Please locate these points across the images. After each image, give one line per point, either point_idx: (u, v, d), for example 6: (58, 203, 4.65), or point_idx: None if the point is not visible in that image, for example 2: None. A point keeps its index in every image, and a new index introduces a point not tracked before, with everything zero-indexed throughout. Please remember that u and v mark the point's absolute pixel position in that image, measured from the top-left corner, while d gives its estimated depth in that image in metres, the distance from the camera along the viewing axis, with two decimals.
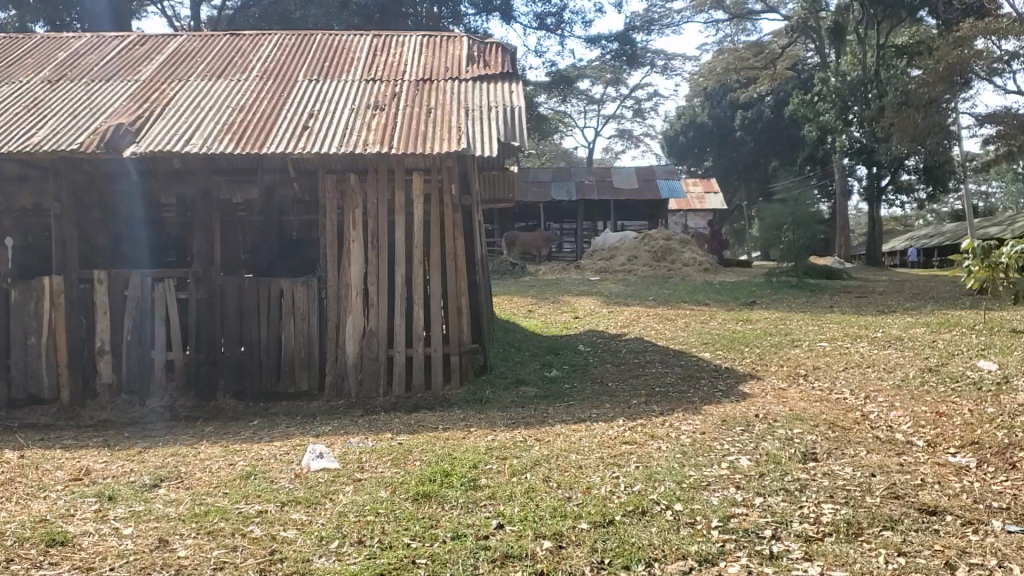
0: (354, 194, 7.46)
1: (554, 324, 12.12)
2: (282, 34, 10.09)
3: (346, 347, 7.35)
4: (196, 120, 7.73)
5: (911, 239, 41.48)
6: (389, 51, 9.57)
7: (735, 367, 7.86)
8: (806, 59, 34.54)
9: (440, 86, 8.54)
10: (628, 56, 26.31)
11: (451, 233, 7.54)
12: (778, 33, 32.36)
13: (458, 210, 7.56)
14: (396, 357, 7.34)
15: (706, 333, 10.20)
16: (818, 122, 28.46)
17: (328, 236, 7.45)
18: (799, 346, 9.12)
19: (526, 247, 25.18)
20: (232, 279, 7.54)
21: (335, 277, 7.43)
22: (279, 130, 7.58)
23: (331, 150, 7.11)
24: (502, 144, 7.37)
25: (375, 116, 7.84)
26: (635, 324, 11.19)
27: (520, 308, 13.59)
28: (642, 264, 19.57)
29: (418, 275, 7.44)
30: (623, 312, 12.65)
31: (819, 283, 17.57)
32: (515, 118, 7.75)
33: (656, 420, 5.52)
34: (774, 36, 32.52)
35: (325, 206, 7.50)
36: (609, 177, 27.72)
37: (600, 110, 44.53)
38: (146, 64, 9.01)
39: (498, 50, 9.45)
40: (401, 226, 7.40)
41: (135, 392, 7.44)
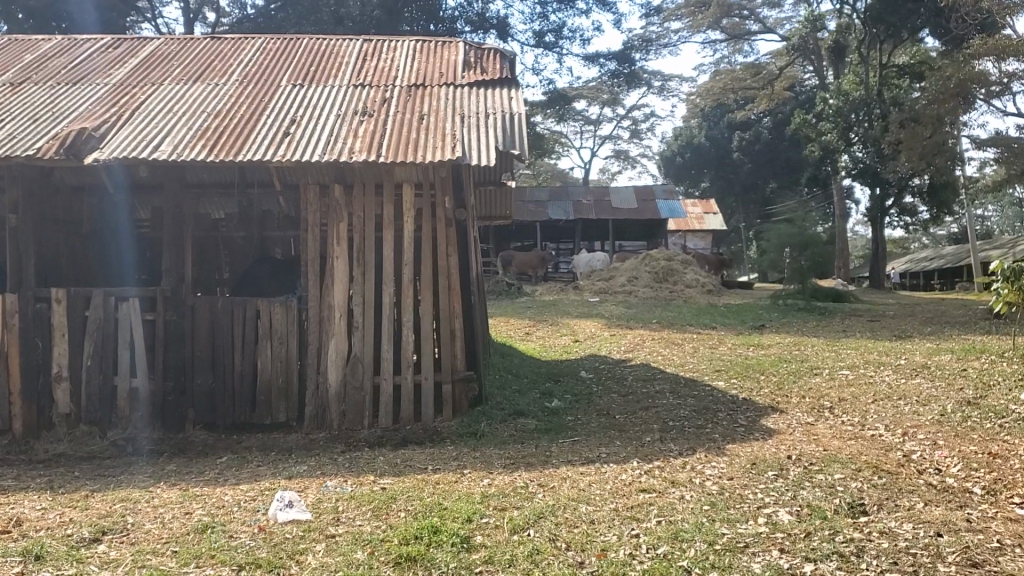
0: (339, 207, 6.81)
1: (553, 348, 11.47)
2: (266, 38, 9.46)
3: (326, 374, 6.68)
4: (167, 126, 7.09)
5: (911, 260, 40.91)
6: (380, 56, 8.95)
7: (754, 400, 7.23)
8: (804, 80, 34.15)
9: (434, 92, 7.91)
10: (626, 75, 25.79)
11: (445, 249, 6.90)
12: (777, 54, 31.99)
13: (451, 224, 6.91)
14: (382, 385, 6.69)
15: (718, 359, 9.55)
16: (820, 142, 27.96)
17: (311, 251, 6.79)
18: (819, 375, 8.47)
19: (522, 267, 24.57)
20: (204, 299, 6.87)
21: (317, 298, 6.76)
22: (257, 137, 6.94)
23: (314, 159, 6.48)
24: (501, 153, 6.75)
25: (363, 123, 7.20)
26: (640, 349, 10.55)
27: (518, 331, 12.95)
28: (644, 285, 18.92)
29: (408, 297, 6.79)
30: (626, 335, 12.01)
31: (828, 307, 16.91)
32: (515, 126, 7.13)
33: (675, 463, 4.88)
34: (773, 58, 32.15)
35: (307, 220, 6.85)
36: (607, 196, 27.09)
37: (597, 130, 44.16)
38: (118, 67, 8.38)
39: (496, 56, 8.83)
40: (390, 242, 6.76)
41: (95, 423, 6.74)
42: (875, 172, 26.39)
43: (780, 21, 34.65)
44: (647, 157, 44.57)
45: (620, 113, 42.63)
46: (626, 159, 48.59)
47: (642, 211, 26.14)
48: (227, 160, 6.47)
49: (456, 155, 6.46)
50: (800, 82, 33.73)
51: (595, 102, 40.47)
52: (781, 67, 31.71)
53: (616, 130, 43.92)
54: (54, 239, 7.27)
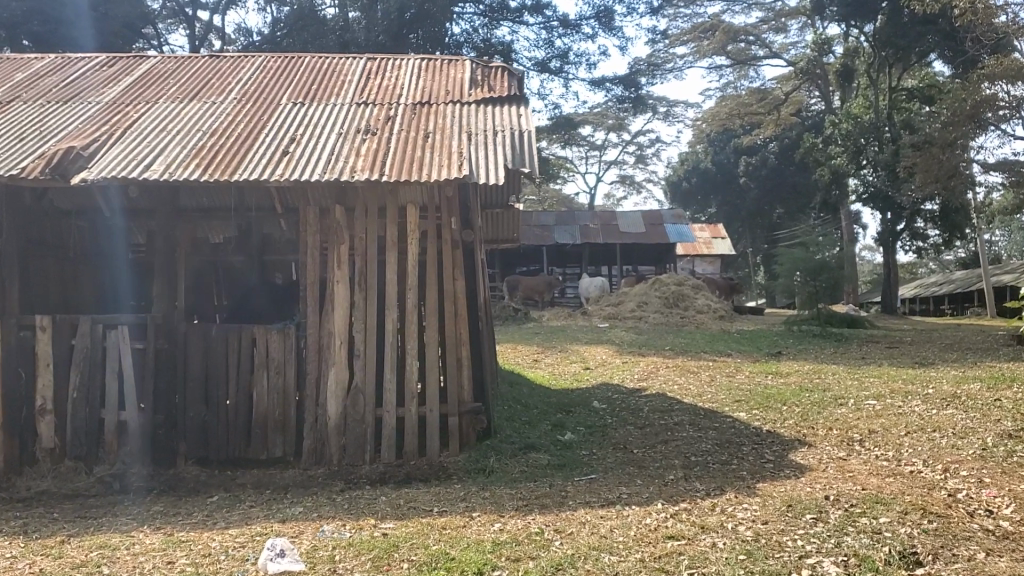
0: (340, 229, 6.45)
1: (563, 376, 11.04)
2: (267, 57, 9.14)
3: (326, 406, 6.29)
4: (160, 144, 6.77)
5: (921, 285, 40.44)
6: (385, 74, 8.61)
7: (780, 433, 6.81)
8: (810, 105, 33.90)
9: (440, 109, 7.57)
10: (633, 100, 25.49)
11: (451, 272, 6.52)
12: (783, 79, 31.76)
13: (458, 247, 6.55)
14: (385, 418, 6.30)
15: (736, 389, 9.13)
16: (830, 166, 27.62)
17: (310, 276, 6.43)
18: (844, 406, 8.04)
19: (529, 291, 24.15)
20: (197, 326, 6.50)
21: (316, 325, 6.39)
22: (255, 155, 6.60)
23: (313, 178, 6.14)
24: (511, 172, 6.40)
25: (365, 141, 6.86)
26: (655, 378, 10.13)
27: (525, 358, 12.53)
28: (654, 310, 18.52)
29: (412, 324, 6.42)
30: (638, 363, 11.59)
31: (843, 333, 16.50)
32: (524, 144, 6.78)
33: (703, 505, 4.48)
34: (779, 82, 31.93)
35: (307, 242, 6.50)
36: (614, 221, 26.74)
37: (602, 155, 43.95)
38: (112, 85, 8.07)
39: (504, 74, 8.51)
40: (394, 266, 6.40)
41: (81, 459, 6.35)
42: (886, 196, 26.03)
43: (785, 46, 34.48)
44: (653, 182, 44.32)
45: (625, 138, 42.43)
46: (632, 185, 48.32)
47: (650, 236, 25.76)
48: (222, 180, 6.13)
49: (463, 173, 6.12)
50: (806, 107, 33.49)
51: (600, 127, 40.22)
52: (788, 92, 31.48)
53: (621, 155, 43.71)
54: (41, 265, 6.92)
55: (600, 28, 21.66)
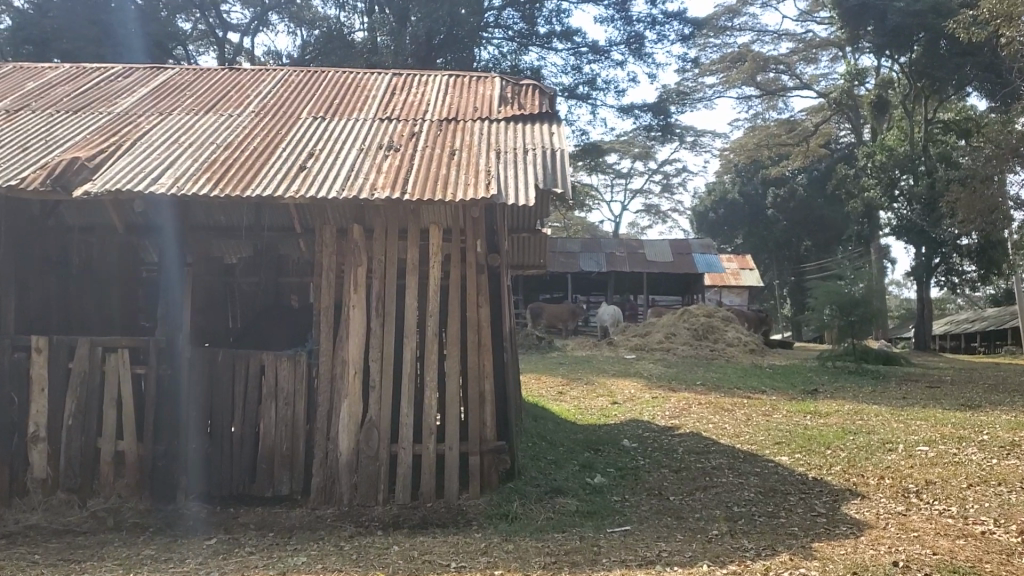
0: (358, 251, 6.01)
1: (590, 410, 10.49)
2: (288, 70, 8.75)
3: (338, 441, 5.82)
4: (169, 156, 6.37)
5: (952, 321, 39.56)
6: (411, 90, 8.19)
7: (828, 482, 6.28)
8: (840, 137, 33.41)
9: (467, 126, 7.13)
10: (661, 128, 25.03)
11: (475, 299, 6.04)
12: (813, 110, 31.27)
13: (483, 271, 6.08)
14: (400, 455, 5.82)
15: (775, 431, 8.59)
16: (863, 198, 27.00)
17: (323, 300, 5.99)
18: (894, 451, 7.49)
19: (554, 319, 23.63)
20: (202, 351, 6.06)
21: (329, 353, 5.94)
22: (269, 169, 6.18)
23: (330, 195, 5.71)
24: (542, 193, 5.95)
25: (387, 157, 6.43)
26: (688, 416, 9.62)
27: (549, 390, 11.99)
28: (682, 342, 17.98)
29: (432, 353, 5.95)
30: (668, 398, 11.04)
31: (881, 370, 15.88)
32: (557, 163, 6.32)
33: (756, 569, 3.99)
34: (808, 114, 31.46)
35: (322, 264, 6.07)
36: (640, 249, 26.20)
37: (628, 184, 43.58)
38: (126, 96, 7.73)
39: (535, 92, 8.06)
40: (413, 291, 5.96)
41: (75, 491, 5.91)
42: (920, 229, 25.39)
43: (816, 77, 33.98)
44: (678, 212, 43.86)
45: (651, 167, 42.03)
46: (657, 214, 47.78)
47: (677, 265, 25.22)
48: (233, 194, 5.70)
49: (491, 193, 5.67)
50: (835, 139, 33.01)
51: (626, 156, 39.75)
52: (818, 123, 30.99)
53: (646, 184, 43.31)
54: (33, 282, 6.52)
55: (630, 54, 21.26)
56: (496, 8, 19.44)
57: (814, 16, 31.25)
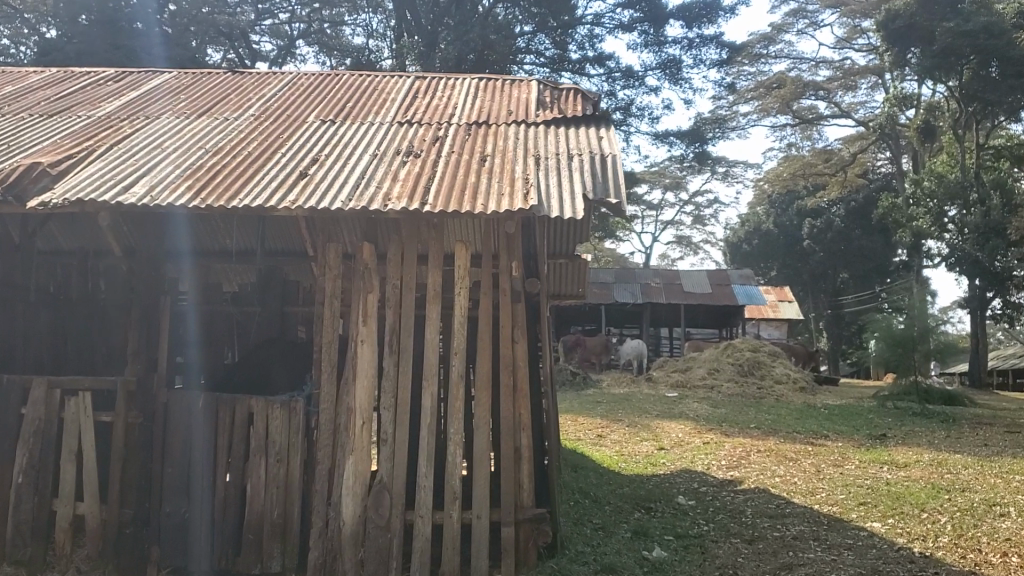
0: (368, 274, 4.96)
1: (635, 457, 9.37)
2: (298, 73, 7.80)
3: (341, 508, 4.77)
4: (149, 162, 5.39)
5: (999, 356, 37.87)
6: (435, 93, 7.18)
7: (947, 562, 5.10)
8: (878, 167, 32.24)
9: (499, 130, 6.10)
10: (698, 158, 23.96)
11: (510, 334, 4.96)
12: (851, 139, 30.11)
13: (519, 300, 5.01)
14: (416, 524, 4.76)
15: (856, 488, 7.42)
16: (911, 227, 25.66)
17: (324, 336, 4.96)
18: (1006, 516, 6.29)
19: (587, 353, 22.52)
20: (179, 394, 5.01)
21: (332, 398, 4.89)
22: (263, 175, 5.16)
23: (333, 206, 4.68)
24: (591, 203, 4.88)
25: (406, 163, 5.39)
26: (749, 468, 8.50)
27: (587, 433, 10.84)
28: (726, 379, 16.82)
29: (457, 400, 4.87)
30: (723, 445, 9.93)
31: (946, 410, 14.62)
32: (608, 169, 5.27)
33: None
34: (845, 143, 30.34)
35: (325, 292, 5.02)
36: (677, 280, 25.01)
37: (658, 215, 42.52)
38: (111, 100, 6.81)
39: (576, 95, 7.02)
40: (432, 326, 4.92)
41: (23, 564, 4.87)
42: (975, 260, 23.65)
43: (854, 105, 32.82)
44: (710, 244, 42.67)
45: (682, 198, 40.96)
46: (688, 245, 46.54)
47: (717, 296, 24.03)
48: (216, 205, 4.71)
49: (529, 204, 4.62)
50: (872, 169, 31.85)
51: (658, 187, 38.66)
52: (855, 153, 29.84)
53: (677, 215, 42.22)
54: None
55: (665, 79, 20.23)
56: (527, 33, 18.50)
57: (852, 44, 30.17)
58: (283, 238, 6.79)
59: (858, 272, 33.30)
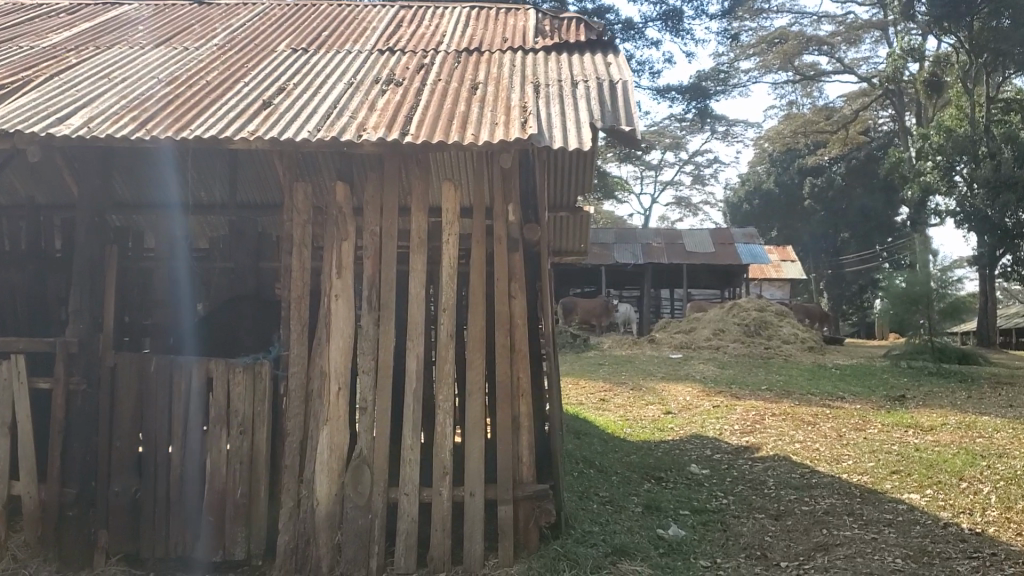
0: (342, 218, 4.30)
1: (641, 422, 8.79)
2: (272, 4, 7.07)
3: (314, 485, 4.17)
4: (91, 93, 4.71)
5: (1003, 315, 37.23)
6: (421, 22, 6.46)
7: (1006, 541, 4.48)
8: (880, 124, 31.42)
9: (491, 57, 5.40)
10: (699, 114, 23.17)
11: (507, 286, 4.31)
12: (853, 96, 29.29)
13: (516, 246, 4.36)
14: (400, 502, 4.16)
15: (885, 454, 6.81)
16: (919, 183, 24.90)
17: (292, 291, 4.31)
18: None
19: (587, 315, 21.87)
20: (128, 358, 4.36)
21: (303, 361, 4.26)
22: (220, 106, 4.48)
23: (298, 138, 4.02)
24: (599, 133, 4.22)
25: (385, 92, 4.71)
26: (765, 433, 7.92)
27: (590, 397, 10.26)
28: (731, 340, 16.24)
29: (447, 362, 4.24)
30: (735, 408, 9.36)
31: (964, 370, 14.03)
32: (618, 97, 4.59)
33: None
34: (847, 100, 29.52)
35: (292, 241, 4.35)
36: (679, 239, 24.32)
37: (657, 176, 41.74)
38: (61, 31, 6.11)
39: (577, 23, 6.31)
40: (416, 279, 4.28)
41: None
42: (983, 216, 22.87)
43: (858, 60, 31.90)
44: (710, 205, 41.93)
45: (681, 158, 40.16)
46: (687, 206, 45.83)
47: (719, 256, 23.36)
48: (163, 137, 4.05)
49: (526, 134, 3.96)
50: (874, 126, 31.04)
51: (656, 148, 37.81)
52: (858, 110, 29.02)
53: (677, 176, 41.44)
54: None
55: (666, 31, 19.37)
56: None
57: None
58: (255, 185, 6.09)
59: (860, 232, 32.57)
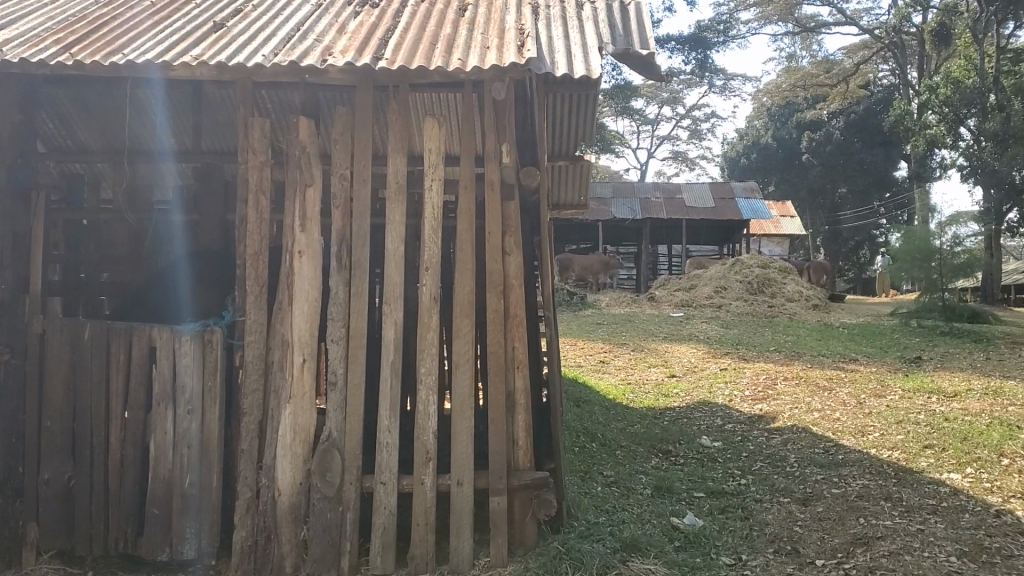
0: (306, 161, 3.66)
1: (644, 387, 8.24)
2: None
3: (274, 473, 3.57)
4: (17, 12, 4.02)
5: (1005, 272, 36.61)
6: None
7: None
8: (881, 77, 30.52)
9: None
10: (698, 66, 22.35)
11: (501, 241, 3.67)
12: (853, 49, 28.36)
13: (511, 194, 3.72)
14: (376, 493, 3.57)
15: (915, 426, 6.21)
16: (925, 136, 24.08)
17: (249, 247, 3.66)
18: None
19: (584, 271, 21.26)
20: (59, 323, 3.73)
21: (260, 327, 3.63)
22: (165, 26, 3.82)
23: (252, 64, 3.38)
24: (608, 59, 3.58)
25: (359, 14, 4.05)
26: (779, 400, 7.35)
27: (589, 359, 9.70)
28: (733, 297, 15.68)
29: (429, 330, 3.63)
30: (745, 371, 8.80)
31: (977, 329, 13.42)
32: (631, 18, 3.92)
33: None
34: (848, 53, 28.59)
35: (249, 188, 3.69)
36: (678, 194, 23.65)
37: (654, 130, 40.91)
38: None
39: None
40: (394, 233, 3.65)
41: None
42: (992, 169, 21.89)
43: (860, 11, 30.89)
44: (708, 160, 41.14)
45: (678, 112, 39.29)
46: (684, 160, 45.05)
47: (719, 211, 22.68)
48: (92, 61, 3.40)
49: (524, 58, 3.33)
50: (874, 80, 30.16)
51: (653, 102, 36.95)
52: (859, 63, 28.12)
53: (674, 130, 40.63)
54: None
55: None
56: None
57: None
58: (223, 131, 5.38)
59: (858, 188, 31.92)
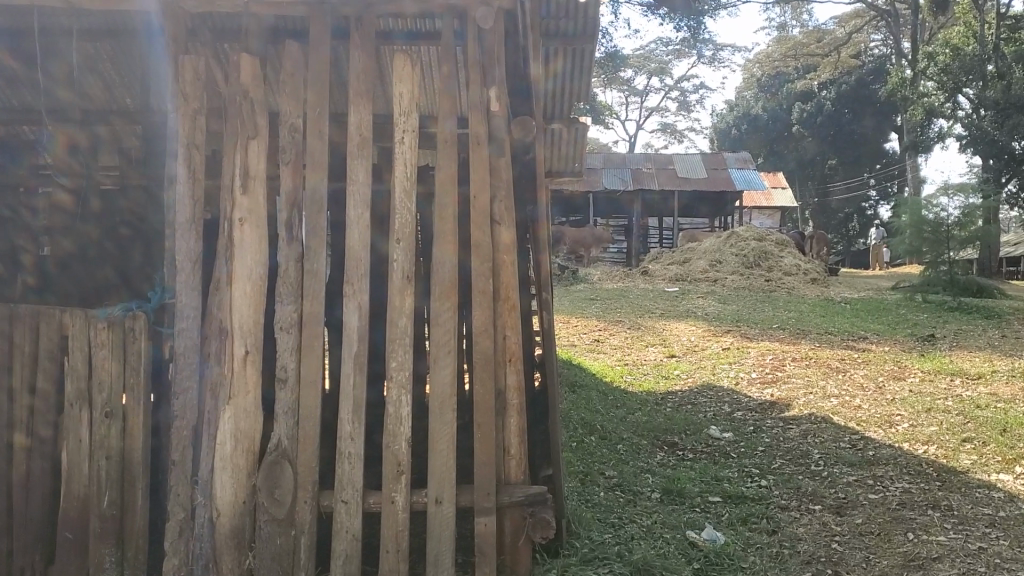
0: (249, 109, 2.98)
1: (643, 369, 7.61)
2: None
3: (212, 487, 2.93)
4: None
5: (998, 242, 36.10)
6: None
7: None
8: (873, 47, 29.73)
9: None
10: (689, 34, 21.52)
11: (488, 206, 3.01)
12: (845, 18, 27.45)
13: (500, 148, 3.04)
14: (336, 513, 2.93)
15: (946, 415, 5.61)
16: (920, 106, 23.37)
17: (180, 214, 2.99)
18: None
19: (576, 245, 20.61)
20: None
21: (193, 313, 2.97)
22: None
23: None
24: None
25: None
26: (790, 384, 6.75)
27: (583, 338, 9.06)
28: (729, 271, 15.06)
29: (401, 315, 2.97)
30: (750, 352, 8.18)
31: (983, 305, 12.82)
32: None
33: None
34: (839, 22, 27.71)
35: (179, 141, 3.01)
36: (670, 164, 22.98)
37: (642, 101, 40.06)
38: None
39: None
40: (358, 197, 2.99)
41: None
42: (988, 140, 21.26)
43: None
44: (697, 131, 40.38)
45: (667, 83, 38.44)
46: (674, 133, 44.29)
47: (712, 182, 22.06)
48: None
49: None
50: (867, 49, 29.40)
51: (643, 73, 36.07)
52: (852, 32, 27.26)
53: (663, 101, 39.77)
54: None
55: None
56: None
57: None
58: None
59: (850, 159, 31.45)
